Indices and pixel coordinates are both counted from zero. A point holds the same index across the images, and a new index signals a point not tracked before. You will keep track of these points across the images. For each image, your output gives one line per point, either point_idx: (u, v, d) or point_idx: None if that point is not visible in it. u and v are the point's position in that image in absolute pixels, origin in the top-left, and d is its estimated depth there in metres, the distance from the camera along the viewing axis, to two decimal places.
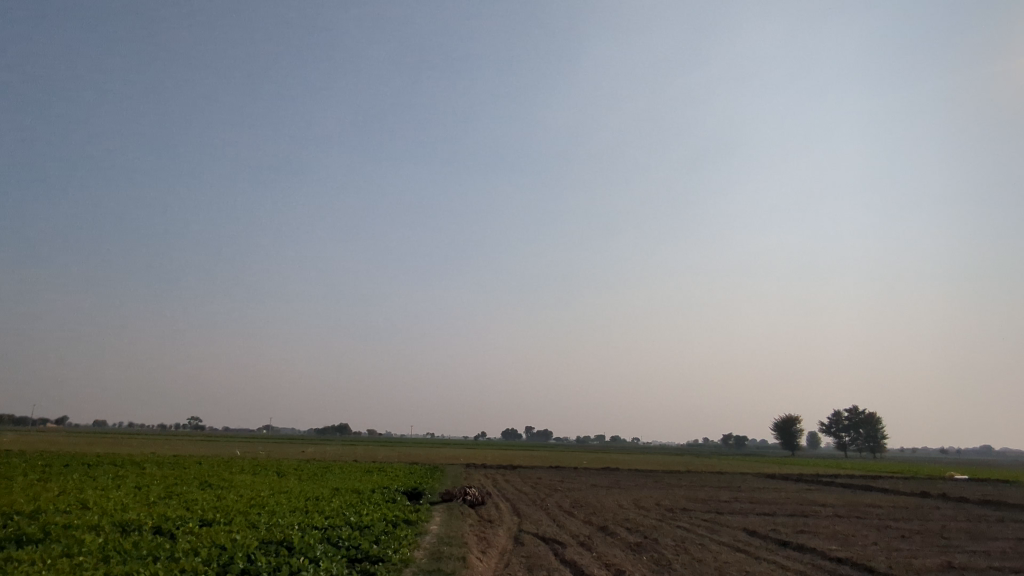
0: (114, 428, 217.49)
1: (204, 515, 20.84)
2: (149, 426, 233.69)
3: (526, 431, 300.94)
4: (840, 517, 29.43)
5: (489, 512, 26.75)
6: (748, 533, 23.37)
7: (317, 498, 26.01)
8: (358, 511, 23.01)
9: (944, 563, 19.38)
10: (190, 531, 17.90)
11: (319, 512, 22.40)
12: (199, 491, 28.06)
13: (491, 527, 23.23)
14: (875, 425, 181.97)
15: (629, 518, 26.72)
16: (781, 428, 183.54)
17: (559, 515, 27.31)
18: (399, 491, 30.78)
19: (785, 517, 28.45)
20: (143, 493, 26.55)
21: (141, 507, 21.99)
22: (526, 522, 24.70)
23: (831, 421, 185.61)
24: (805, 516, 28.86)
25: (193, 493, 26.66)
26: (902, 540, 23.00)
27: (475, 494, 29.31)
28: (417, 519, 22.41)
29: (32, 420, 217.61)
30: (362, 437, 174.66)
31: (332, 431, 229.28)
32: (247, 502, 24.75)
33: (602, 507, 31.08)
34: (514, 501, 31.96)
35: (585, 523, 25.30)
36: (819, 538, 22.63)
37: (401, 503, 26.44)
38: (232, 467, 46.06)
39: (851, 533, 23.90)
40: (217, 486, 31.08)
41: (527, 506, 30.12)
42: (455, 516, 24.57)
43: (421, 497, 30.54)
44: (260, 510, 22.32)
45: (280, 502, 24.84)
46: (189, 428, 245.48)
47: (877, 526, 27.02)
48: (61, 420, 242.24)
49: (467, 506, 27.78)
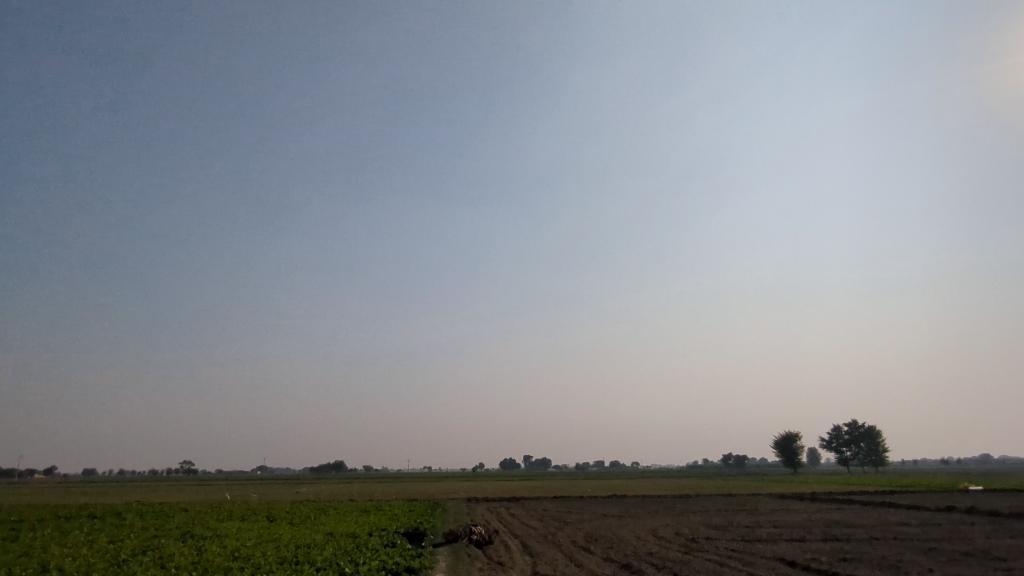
0: (102, 475, 211.87)
1: None
2: (136, 472, 227.97)
3: (524, 461, 295.46)
4: (876, 540, 27.48)
5: (498, 554, 24.46)
6: (786, 564, 21.28)
7: (308, 547, 23.66)
8: (354, 559, 20.64)
9: None
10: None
11: (309, 564, 20.01)
12: (179, 544, 25.58)
13: (502, 570, 21.03)
14: (876, 438, 180.07)
15: (652, 552, 24.50)
16: (781, 446, 180.54)
17: (575, 552, 25.09)
18: (399, 533, 28.36)
19: (818, 543, 26.40)
20: (116, 551, 24.08)
21: (107, 569, 19.52)
22: (540, 562, 22.53)
23: (831, 437, 183.16)
24: (838, 541, 26.98)
25: (170, 548, 24.12)
26: (955, 564, 21.18)
27: (482, 532, 27.02)
28: (419, 566, 20.02)
29: (17, 471, 212.30)
30: (358, 474, 170.50)
31: (326, 469, 224.13)
32: (230, 555, 22.41)
33: (619, 539, 28.90)
34: (524, 537, 29.66)
35: (604, 560, 23.07)
36: (866, 568, 20.65)
37: (401, 547, 24.12)
38: (218, 514, 43.25)
39: (898, 560, 22.06)
40: (200, 537, 28.51)
41: (539, 543, 27.86)
42: (462, 559, 22.32)
43: (423, 538, 28.20)
44: (243, 565, 19.92)
45: (266, 553, 22.38)
46: (180, 471, 240.29)
47: (920, 548, 25.23)
48: (48, 469, 235.76)
49: (474, 547, 25.47)
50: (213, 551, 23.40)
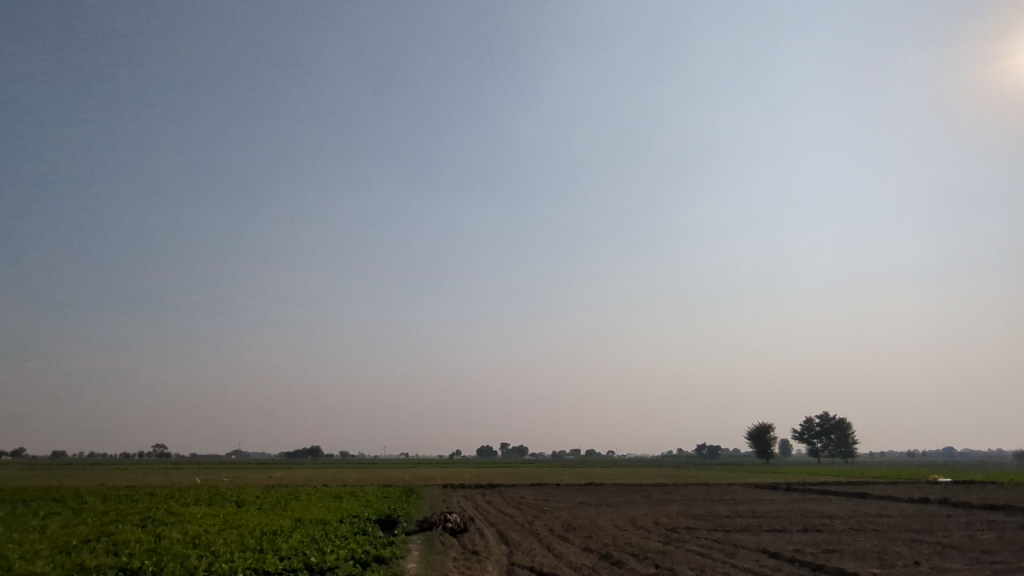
0: (70, 458, 208.09)
1: (127, 564, 17.09)
2: (105, 456, 224.20)
3: (501, 448, 295.85)
4: (857, 531, 27.13)
5: (474, 543, 23.57)
6: (771, 556, 20.62)
7: (273, 534, 22.49)
8: (321, 548, 19.50)
9: None
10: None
11: (273, 552, 18.87)
12: (135, 530, 24.25)
13: (477, 560, 20.16)
14: (846, 430, 183.09)
15: (632, 542, 23.75)
16: (754, 437, 182.71)
17: (553, 542, 24.32)
18: (371, 520, 27.35)
19: (800, 533, 25.94)
20: (67, 536, 22.73)
21: (52, 556, 18.19)
22: (517, 552, 21.69)
23: (803, 428, 185.91)
24: (819, 532, 26.59)
25: (126, 535, 22.82)
26: (940, 556, 20.83)
27: (457, 520, 26.14)
28: (390, 556, 18.97)
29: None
30: (334, 459, 169.14)
31: (302, 454, 222.42)
32: (189, 542, 21.20)
33: (598, 529, 28.22)
34: (500, 525, 28.84)
35: (584, 550, 22.30)
36: (852, 560, 20.14)
37: (372, 534, 23.07)
38: (185, 498, 41.87)
39: (882, 552, 21.67)
40: (161, 523, 27.18)
41: (516, 532, 27.05)
42: (435, 548, 21.39)
43: (396, 526, 27.25)
44: (202, 554, 18.74)
45: (228, 541, 21.20)
46: (152, 454, 236.93)
47: (901, 539, 24.94)
48: (14, 452, 231.18)
49: (449, 535, 24.55)
50: (172, 538, 22.15)
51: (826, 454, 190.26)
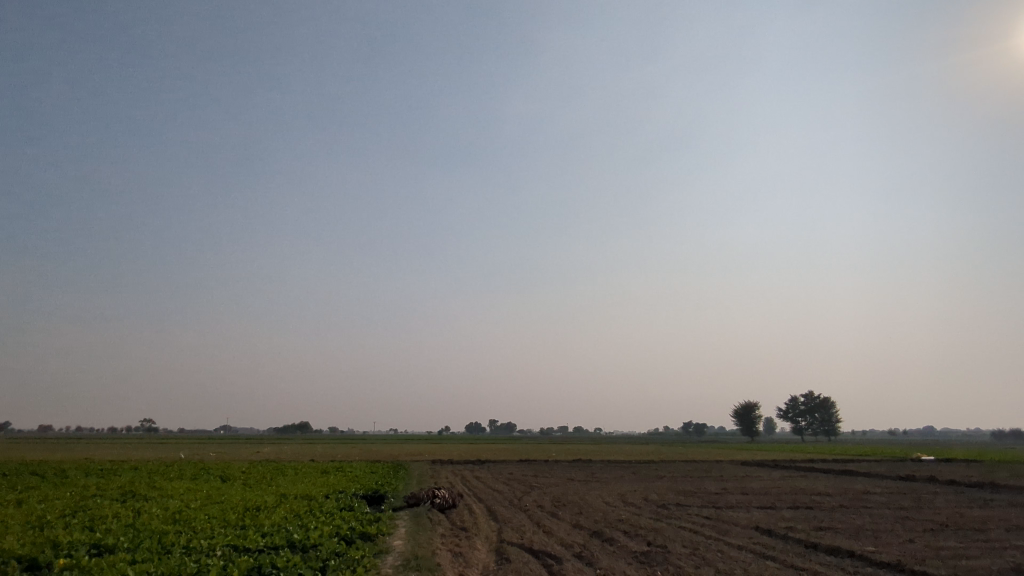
0: (56, 432, 207.11)
1: (102, 539, 16.49)
2: (92, 431, 223.19)
3: (490, 425, 297.32)
4: (848, 508, 26.97)
5: (463, 519, 23.19)
6: (763, 534, 20.30)
7: (256, 510, 21.94)
8: (305, 524, 18.95)
9: (1011, 562, 16.84)
10: (68, 568, 13.57)
11: (255, 529, 18.31)
12: (114, 505, 23.64)
13: (465, 537, 19.73)
14: (830, 409, 185.36)
15: (623, 519, 23.44)
16: (740, 415, 184.62)
17: (543, 518, 24.03)
18: (358, 496, 26.87)
19: (791, 511, 25.68)
20: (43, 511, 22.08)
21: (23, 532, 17.57)
22: (506, 528, 21.27)
23: (788, 407, 188.03)
24: (810, 509, 26.39)
25: (104, 509, 22.22)
26: (934, 534, 20.60)
27: (445, 496, 25.75)
28: (376, 532, 18.46)
29: None
30: (323, 435, 168.98)
31: (291, 429, 222.53)
32: (168, 517, 20.61)
33: (588, 505, 27.91)
34: (488, 502, 28.46)
35: (574, 527, 21.93)
36: (845, 538, 19.84)
37: (358, 510, 22.59)
38: (168, 473, 41.36)
39: (875, 529, 21.43)
40: (142, 498, 26.57)
41: (505, 508, 26.72)
42: (423, 525, 20.92)
43: (383, 501, 26.81)
44: (181, 530, 18.17)
45: (209, 517, 20.64)
46: (139, 429, 236.33)
47: (893, 517, 24.76)
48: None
49: (437, 511, 24.14)
50: (151, 513, 21.58)
51: (810, 432, 192.72)
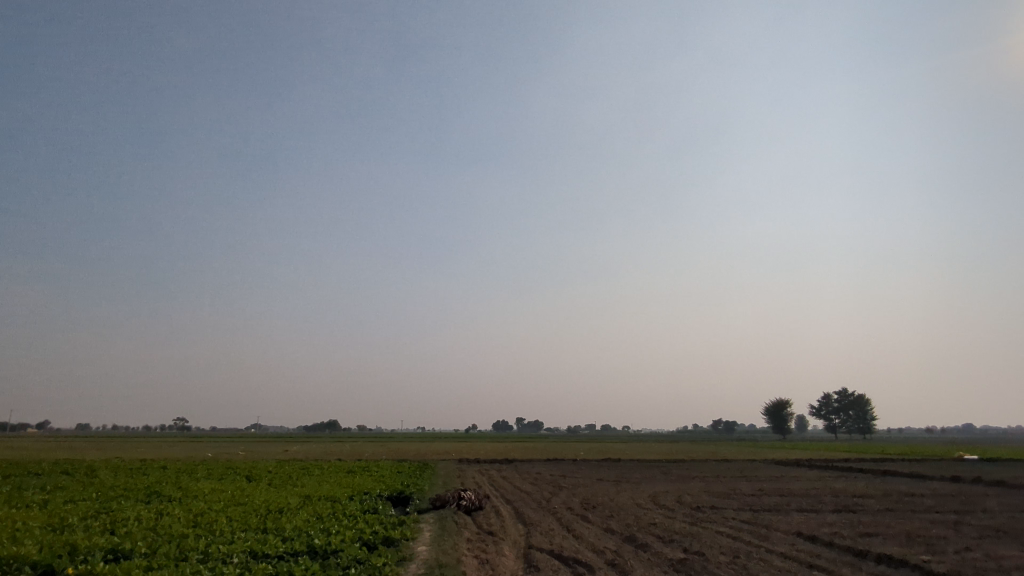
0: (92, 430, 212.10)
1: (119, 544, 16.10)
2: (127, 429, 228.82)
3: (516, 423, 296.84)
4: (895, 512, 25.51)
5: (489, 522, 22.43)
6: (807, 540, 19.09)
7: (278, 513, 21.50)
8: (327, 529, 18.37)
9: None
10: None
11: (276, 533, 17.78)
12: (138, 507, 23.43)
13: (492, 542, 18.94)
14: (864, 406, 180.64)
15: (656, 523, 22.43)
16: (771, 413, 180.96)
17: (572, 521, 23.17)
18: (382, 498, 26.31)
19: (834, 515, 24.32)
20: (67, 513, 21.95)
21: (41, 536, 17.26)
22: (534, 533, 20.41)
23: (820, 404, 183.78)
24: (854, 512, 25.03)
25: (126, 511, 21.97)
26: (993, 542, 19.19)
27: (471, 498, 25.03)
28: (400, 537, 17.77)
29: (10, 424, 213.79)
30: (350, 434, 169.90)
31: (320, 426, 225.57)
32: (189, 520, 20.28)
33: (619, 507, 26.93)
34: (516, 504, 27.71)
35: (605, 531, 21.04)
36: (896, 546, 18.53)
37: (382, 513, 21.93)
38: (195, 472, 41.54)
39: (926, 536, 20.08)
40: (167, 499, 26.40)
41: (533, 510, 25.89)
42: (447, 529, 20.20)
43: (408, 503, 26.17)
44: (199, 534, 17.70)
45: (231, 520, 20.22)
46: (174, 426, 242.14)
47: (945, 522, 23.28)
48: (40, 424, 236.29)
49: (463, 514, 23.40)
50: (173, 515, 21.26)
51: (843, 430, 188.25)
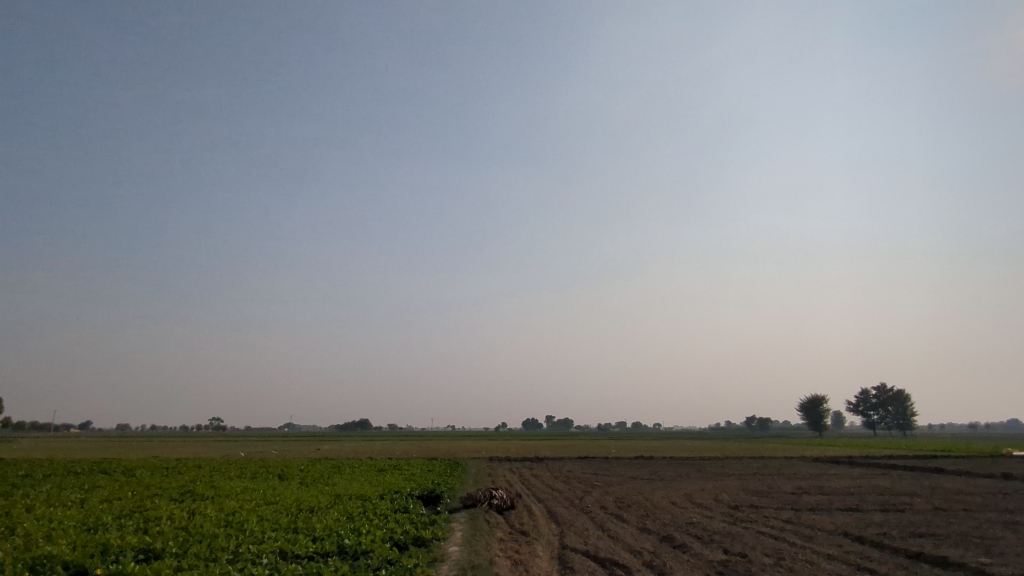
0: (133, 430, 217.87)
1: (151, 544, 16.01)
2: (166, 429, 234.47)
3: (546, 421, 296.38)
4: (946, 511, 24.35)
5: (522, 521, 21.97)
6: (855, 541, 18.19)
7: (308, 512, 21.32)
8: (357, 528, 18.10)
9: None
10: None
11: (306, 533, 17.56)
12: (171, 506, 23.52)
13: (525, 542, 18.45)
14: (904, 402, 175.75)
15: (695, 522, 21.71)
16: (806, 409, 177.17)
17: (606, 521, 22.59)
18: (413, 497, 26.01)
19: (881, 514, 23.23)
20: (102, 512, 22.11)
21: (75, 535, 17.32)
22: (568, 533, 19.84)
23: (858, 400, 179.39)
24: (901, 512, 23.92)
25: (160, 510, 22.06)
26: None
27: (503, 496, 24.59)
28: (430, 537, 17.39)
29: (55, 425, 220.78)
30: (381, 432, 171.14)
31: (352, 425, 228.31)
32: (220, 519, 20.22)
33: (654, 506, 26.20)
34: (548, 503, 27.21)
35: (641, 531, 20.41)
36: (951, 547, 17.52)
37: (413, 512, 21.62)
38: (229, 471, 41.92)
39: (983, 537, 19.00)
40: (201, 498, 26.51)
41: (566, 509, 25.37)
42: (479, 529, 19.75)
43: (439, 502, 25.85)
44: (230, 534, 17.56)
45: (261, 519, 20.11)
46: (210, 426, 247.10)
47: (1001, 522, 22.07)
48: (83, 424, 243.37)
49: (495, 513, 22.99)
50: (205, 515, 21.23)
51: (882, 426, 183.68)
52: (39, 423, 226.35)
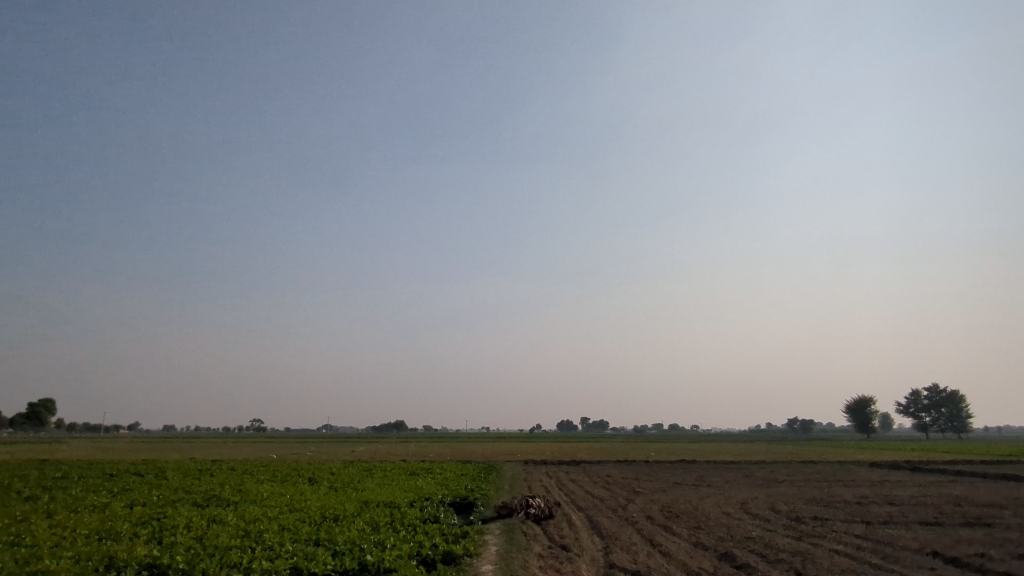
0: (172, 433, 222.85)
1: (158, 558, 14.65)
2: (209, 431, 240.34)
3: (583, 424, 292.68)
4: None
5: (562, 534, 20.14)
6: (945, 563, 15.87)
7: (332, 521, 19.83)
8: (382, 541, 16.50)
9: None
10: None
11: (326, 546, 16.05)
12: (191, 512, 22.32)
13: (565, 558, 16.61)
14: (959, 404, 168.20)
15: (755, 538, 19.47)
16: (853, 411, 170.63)
17: (655, 534, 20.56)
18: (445, 505, 24.33)
19: (967, 529, 20.62)
20: (121, 518, 21.08)
21: (80, 547, 16.07)
22: (614, 548, 17.89)
23: (909, 401, 171.90)
24: (990, 527, 21.26)
25: (177, 518, 20.80)
26: None
27: (541, 505, 22.82)
28: (461, 553, 15.67)
29: (101, 428, 228.03)
30: (417, 433, 170.79)
31: (389, 428, 229.83)
32: (238, 529, 18.88)
33: (707, 517, 23.98)
34: (590, 511, 25.29)
35: (695, 547, 18.32)
36: None
37: (444, 523, 19.98)
38: (261, 474, 41.12)
39: None
40: (224, 504, 25.31)
41: (609, 519, 23.44)
42: (516, 543, 17.94)
43: (472, 511, 24.23)
44: (245, 547, 16.18)
45: (283, 530, 18.70)
46: (251, 428, 252.15)
47: None
48: (130, 425, 250.65)
49: (533, 525, 21.26)
50: (225, 523, 19.96)
51: (934, 428, 175.60)
52: (88, 424, 233.04)
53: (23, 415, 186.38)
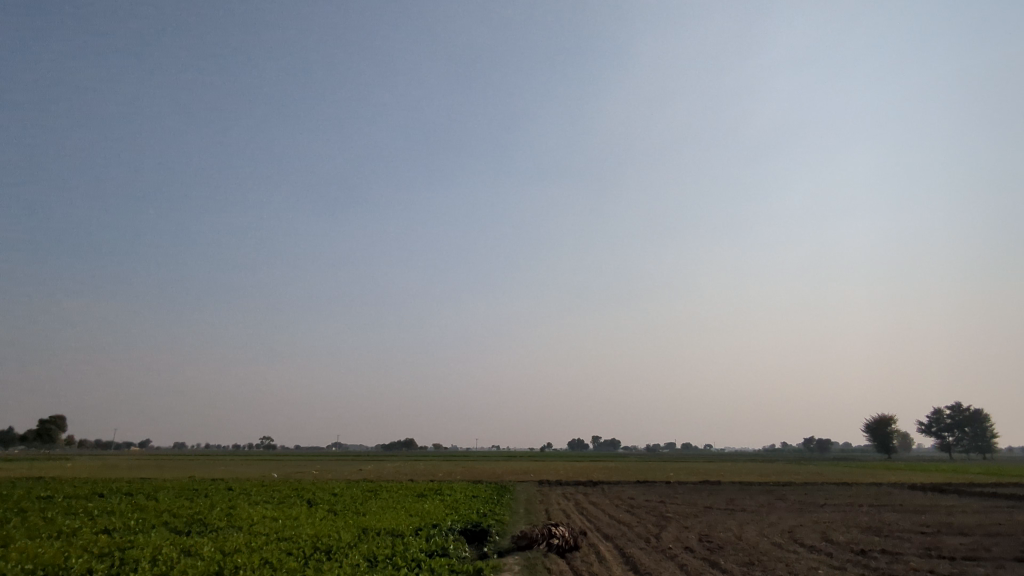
0: (181, 450, 220.47)
1: None
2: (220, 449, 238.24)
3: (597, 442, 287.44)
4: None
5: (593, 570, 17.10)
6: None
7: (321, 553, 16.96)
8: None
9: None
10: None
11: None
12: (165, 540, 19.44)
13: None
14: (982, 423, 161.82)
15: None
16: (872, 431, 164.66)
17: (702, 570, 17.46)
18: (456, 533, 21.42)
19: None
20: (81, 548, 18.22)
21: None
22: None
23: (931, 420, 165.38)
24: None
25: (147, 549, 18.02)
26: None
27: (564, 534, 19.90)
28: None
29: (111, 444, 226.46)
30: (427, 453, 166.43)
31: (399, 446, 225.76)
32: (212, 563, 16.09)
33: (756, 549, 20.91)
34: (620, 542, 22.27)
35: None
36: None
37: (455, 557, 17.08)
38: (258, 495, 38.18)
39: None
40: (206, 530, 22.41)
41: (643, 552, 20.31)
42: None
43: (486, 541, 21.25)
44: None
45: (266, 564, 15.94)
46: (263, 446, 249.66)
47: None
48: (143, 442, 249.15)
49: (557, 558, 18.30)
50: (201, 555, 17.15)
51: (958, 449, 169.09)
52: (100, 441, 231.73)
53: (34, 432, 184.34)
